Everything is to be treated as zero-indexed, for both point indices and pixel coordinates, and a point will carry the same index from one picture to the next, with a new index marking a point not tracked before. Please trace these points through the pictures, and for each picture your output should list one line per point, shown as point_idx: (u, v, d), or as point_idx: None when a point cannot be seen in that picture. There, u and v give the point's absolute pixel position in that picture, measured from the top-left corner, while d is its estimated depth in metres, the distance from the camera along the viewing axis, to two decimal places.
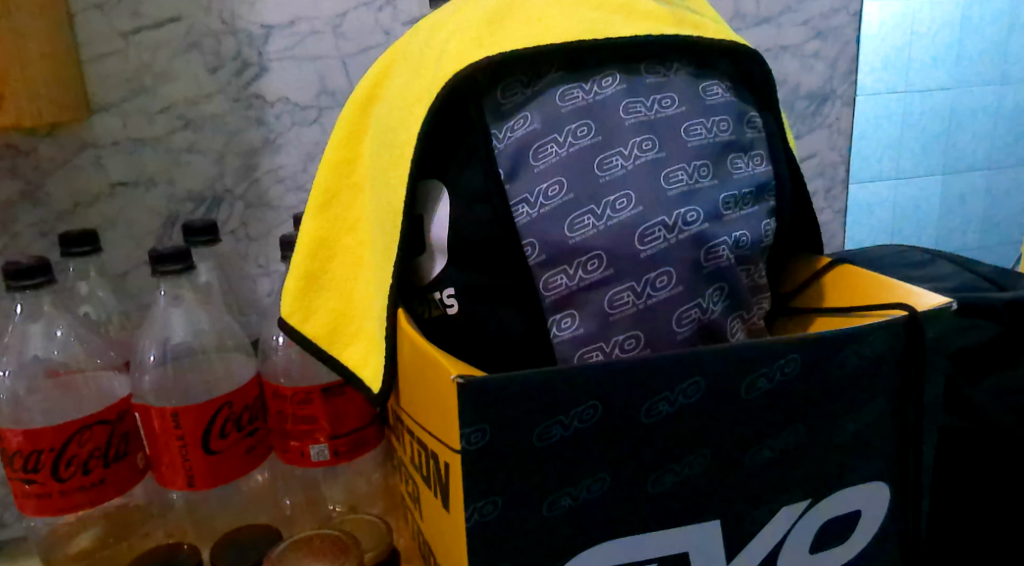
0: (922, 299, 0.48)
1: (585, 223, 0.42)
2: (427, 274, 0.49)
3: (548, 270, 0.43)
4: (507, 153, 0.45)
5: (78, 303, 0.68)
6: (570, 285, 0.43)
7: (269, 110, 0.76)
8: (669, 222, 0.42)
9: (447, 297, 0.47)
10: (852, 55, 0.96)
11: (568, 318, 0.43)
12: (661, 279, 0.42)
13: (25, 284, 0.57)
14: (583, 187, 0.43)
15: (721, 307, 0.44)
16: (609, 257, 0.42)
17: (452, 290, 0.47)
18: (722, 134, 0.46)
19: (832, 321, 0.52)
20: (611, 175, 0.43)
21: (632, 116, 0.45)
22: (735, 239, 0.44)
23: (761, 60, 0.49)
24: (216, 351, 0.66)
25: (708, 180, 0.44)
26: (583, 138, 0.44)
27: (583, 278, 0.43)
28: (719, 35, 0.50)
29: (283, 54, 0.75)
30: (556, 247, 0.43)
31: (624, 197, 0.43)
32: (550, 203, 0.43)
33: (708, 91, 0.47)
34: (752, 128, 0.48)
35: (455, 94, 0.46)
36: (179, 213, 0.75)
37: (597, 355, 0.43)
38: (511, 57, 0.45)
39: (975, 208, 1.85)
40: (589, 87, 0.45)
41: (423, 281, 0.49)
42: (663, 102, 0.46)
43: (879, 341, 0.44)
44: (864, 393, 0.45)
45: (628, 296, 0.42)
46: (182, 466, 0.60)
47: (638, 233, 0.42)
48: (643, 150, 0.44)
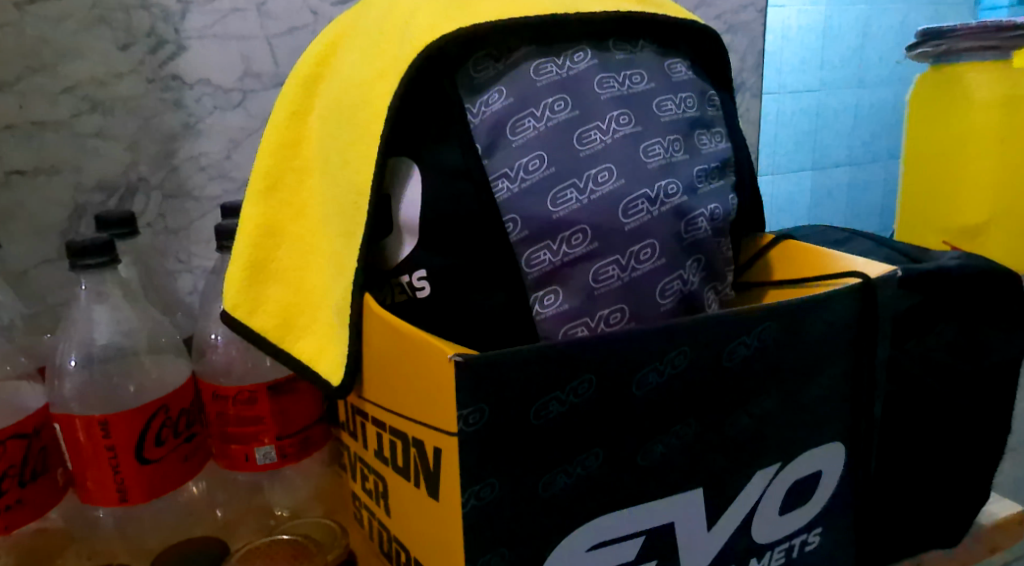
0: (870, 268, 0.51)
1: (568, 197, 0.42)
2: (394, 258, 0.47)
3: (531, 246, 0.43)
4: (483, 127, 0.43)
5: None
6: (553, 261, 0.42)
7: (188, 92, 0.71)
8: (652, 194, 0.42)
9: (417, 280, 0.46)
10: (759, 49, 1.01)
11: (552, 294, 0.43)
12: (646, 251, 0.42)
13: None
14: (564, 160, 0.42)
15: (698, 279, 0.44)
16: (594, 230, 0.42)
17: (422, 272, 0.46)
18: (688, 111, 0.47)
19: (785, 294, 0.55)
20: (591, 150, 0.43)
21: (607, 91, 0.44)
22: (711, 212, 0.45)
23: (716, 40, 0.51)
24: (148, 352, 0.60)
25: (681, 154, 0.45)
26: (560, 113, 0.43)
27: (567, 253, 0.42)
28: (678, 15, 0.51)
29: (203, 32, 0.70)
30: (541, 222, 0.42)
31: (606, 170, 0.42)
32: (530, 177, 0.42)
33: (673, 69, 0.48)
34: (712, 106, 0.49)
35: (426, 68, 0.44)
36: (87, 204, 0.69)
37: (582, 330, 0.43)
38: (482, 29, 0.44)
39: (840, 200, 2.00)
40: (563, 62, 0.45)
41: (391, 263, 0.48)
42: (634, 79, 0.46)
43: (840, 307, 0.47)
44: (827, 356, 0.47)
45: (613, 269, 0.42)
46: (113, 480, 0.54)
47: (621, 205, 0.42)
48: (620, 124, 0.43)
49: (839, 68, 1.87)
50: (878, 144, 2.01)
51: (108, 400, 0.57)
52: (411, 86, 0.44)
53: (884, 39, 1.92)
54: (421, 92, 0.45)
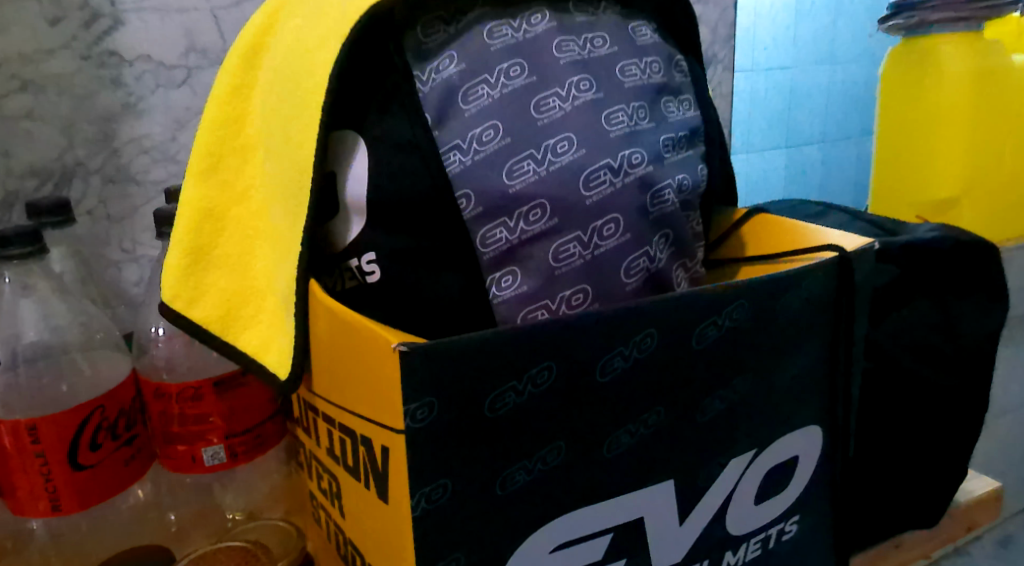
0: (844, 240, 0.49)
1: (525, 169, 0.39)
2: (343, 240, 0.43)
3: (486, 223, 0.39)
4: (433, 96, 0.40)
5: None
6: (510, 239, 0.39)
7: (127, 69, 0.66)
8: (615, 164, 0.39)
9: (367, 264, 0.43)
10: (730, 21, 0.98)
11: (509, 276, 0.40)
12: (609, 227, 0.39)
13: None
14: (519, 130, 0.39)
15: (666, 255, 0.41)
16: (553, 205, 0.38)
17: (372, 256, 0.42)
18: (654, 77, 0.44)
19: (759, 270, 0.52)
20: (549, 118, 0.39)
21: (566, 55, 0.41)
22: (678, 183, 0.41)
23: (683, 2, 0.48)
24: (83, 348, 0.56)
25: (647, 122, 0.42)
26: (516, 79, 0.40)
27: (525, 230, 0.39)
28: None
29: (142, 3, 0.65)
30: (495, 197, 0.39)
31: (565, 139, 0.39)
32: (484, 149, 0.39)
33: (638, 32, 0.44)
34: (680, 72, 0.46)
35: (369, 32, 0.40)
36: (20, 190, 0.64)
37: (542, 314, 0.40)
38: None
39: (814, 179, 1.98)
40: (518, 23, 0.41)
41: (339, 245, 0.44)
42: (595, 42, 0.42)
43: (816, 283, 0.44)
44: (803, 336, 0.45)
45: (574, 246, 0.39)
46: (45, 489, 0.50)
47: (581, 177, 0.38)
48: (581, 91, 0.40)
49: (810, 45, 1.85)
50: (849, 122, 2.00)
51: (42, 401, 0.53)
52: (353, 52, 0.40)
53: (855, 15, 1.90)
54: (365, 59, 0.41)
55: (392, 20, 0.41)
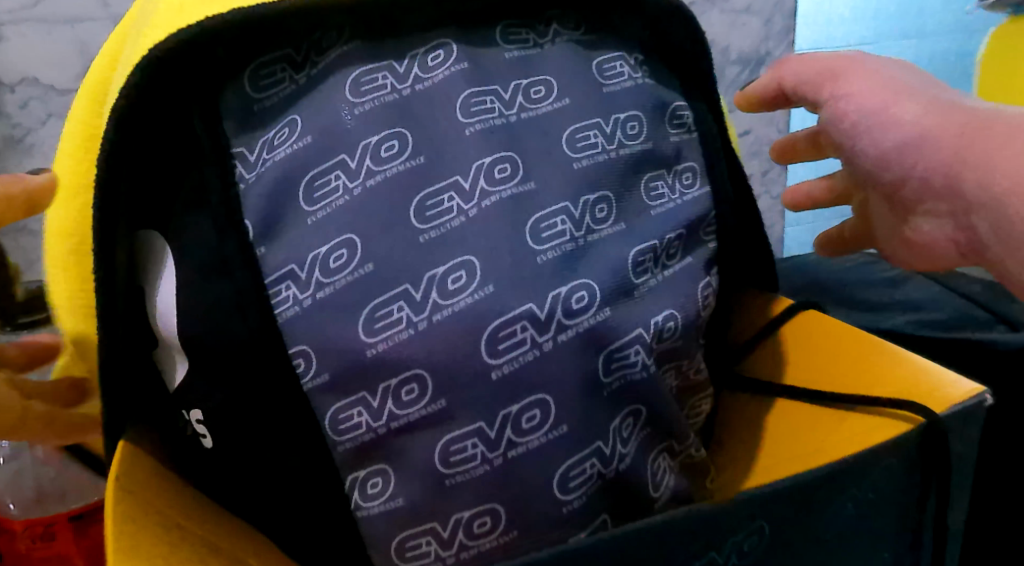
0: (935, 381, 0.31)
1: (393, 317, 0.24)
2: (172, 385, 0.30)
3: (337, 399, 0.25)
4: (259, 190, 0.25)
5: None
6: (374, 428, 0.24)
7: (8, 96, 0.52)
8: (541, 314, 0.23)
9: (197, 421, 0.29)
10: (788, 10, 0.75)
11: (378, 479, 0.25)
12: (532, 415, 0.24)
13: None
14: (389, 251, 0.24)
15: (635, 446, 0.25)
16: (437, 380, 0.23)
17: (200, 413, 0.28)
18: (630, 145, 0.27)
19: (807, 409, 0.34)
20: (440, 230, 0.24)
21: (476, 120, 0.25)
22: (656, 327, 0.25)
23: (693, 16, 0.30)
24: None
25: (609, 225, 0.26)
26: (389, 164, 0.24)
27: (396, 415, 0.24)
28: None
29: (25, 15, 0.51)
30: (348, 361, 0.24)
31: (463, 268, 0.24)
32: (331, 282, 0.24)
33: (607, 71, 0.28)
34: (679, 128, 0.30)
35: (158, 83, 0.25)
36: None
37: (427, 544, 0.25)
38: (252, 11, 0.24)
39: None
40: (404, 67, 0.26)
41: (174, 388, 0.30)
42: (533, 92, 0.27)
43: (887, 476, 0.28)
44: (857, 551, 0.29)
45: (476, 444, 0.24)
46: None
47: (485, 334, 0.23)
48: (497, 182, 0.25)
49: None
50: None
51: None
52: (132, 114, 0.25)
53: None
54: (165, 118, 0.26)
55: (196, 59, 0.25)
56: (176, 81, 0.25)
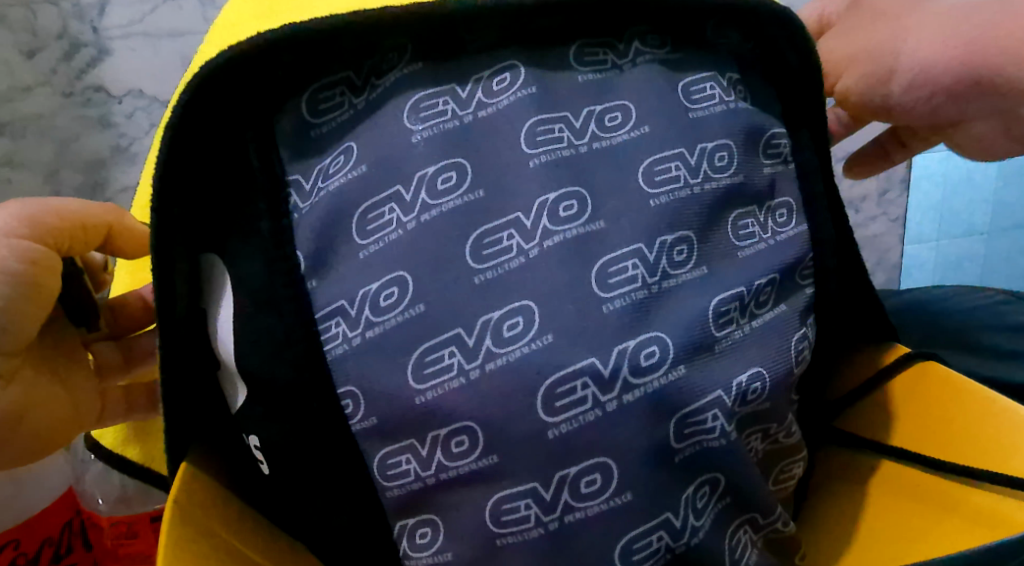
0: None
1: (444, 364, 0.22)
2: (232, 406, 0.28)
3: (384, 445, 0.23)
4: (314, 221, 0.24)
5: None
6: (422, 479, 0.23)
7: (116, 107, 0.51)
8: (605, 371, 0.21)
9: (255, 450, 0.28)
10: None
11: (425, 531, 0.23)
12: (592, 479, 0.21)
13: None
14: (442, 292, 0.22)
15: (710, 519, 0.23)
16: (489, 434, 0.21)
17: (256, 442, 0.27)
18: (718, 178, 0.25)
19: (920, 477, 0.30)
20: (498, 271, 0.22)
21: (542, 151, 0.23)
22: (738, 390, 0.22)
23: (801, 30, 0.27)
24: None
25: (689, 269, 0.23)
26: (447, 198, 0.23)
27: (444, 467, 0.22)
28: None
29: (132, 29, 0.49)
30: (395, 407, 0.22)
31: (521, 315, 0.22)
32: (381, 323, 0.22)
33: (694, 94, 0.25)
34: (773, 158, 0.27)
35: (212, 99, 0.25)
36: None
37: None
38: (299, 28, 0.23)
39: None
40: (467, 92, 0.24)
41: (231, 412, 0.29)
42: (608, 120, 0.24)
43: None
44: None
45: (530, 505, 0.22)
46: None
47: (541, 391, 0.21)
48: (562, 220, 0.22)
49: None
50: None
51: None
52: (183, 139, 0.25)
53: None
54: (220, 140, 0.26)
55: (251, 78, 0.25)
56: (230, 101, 0.25)
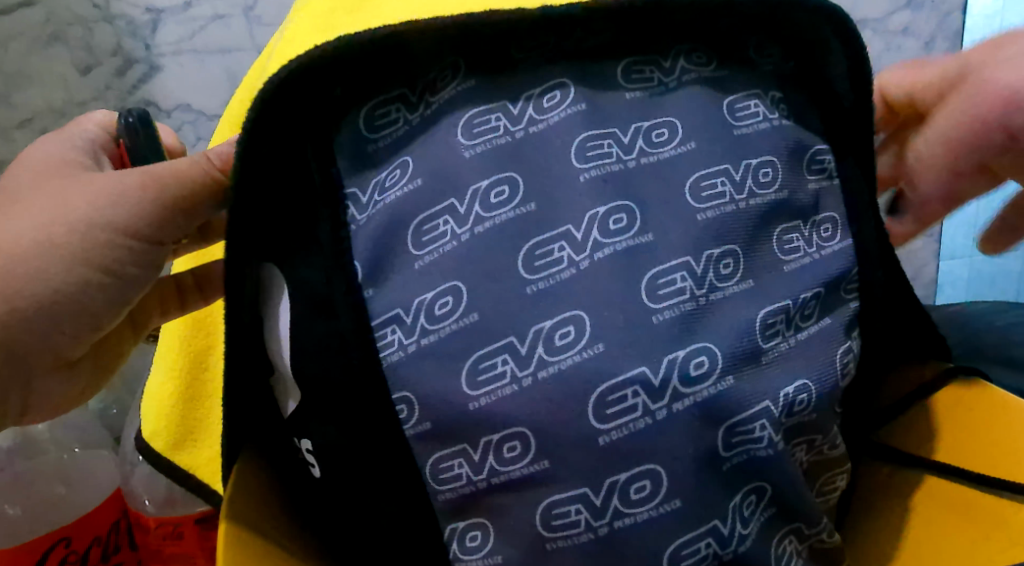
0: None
1: (498, 371, 0.23)
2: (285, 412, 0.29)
3: (438, 449, 0.24)
4: (371, 232, 0.25)
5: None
6: (475, 482, 0.23)
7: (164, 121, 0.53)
8: (656, 380, 0.22)
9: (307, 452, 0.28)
10: None
11: (477, 532, 0.24)
12: (641, 486, 0.22)
13: None
14: (496, 302, 0.23)
15: (756, 528, 0.23)
16: (541, 439, 0.22)
17: (309, 445, 0.28)
18: (763, 194, 0.25)
19: (962, 493, 0.30)
20: (550, 281, 0.23)
21: (592, 166, 0.24)
22: (786, 400, 0.23)
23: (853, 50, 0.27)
24: (80, 447, 0.48)
25: (735, 282, 0.24)
26: (499, 211, 0.24)
27: (496, 471, 0.23)
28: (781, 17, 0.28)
29: (181, 45, 0.51)
30: (450, 412, 0.23)
31: (573, 324, 0.22)
32: (436, 331, 0.23)
33: (740, 111, 0.26)
34: (815, 174, 0.27)
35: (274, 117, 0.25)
36: None
37: None
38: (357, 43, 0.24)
39: None
40: (518, 108, 0.25)
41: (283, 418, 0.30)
42: (655, 136, 0.25)
43: None
44: None
45: (580, 510, 0.22)
46: None
47: (592, 399, 0.22)
48: (613, 233, 0.23)
49: None
50: None
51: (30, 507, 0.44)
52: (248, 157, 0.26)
53: None
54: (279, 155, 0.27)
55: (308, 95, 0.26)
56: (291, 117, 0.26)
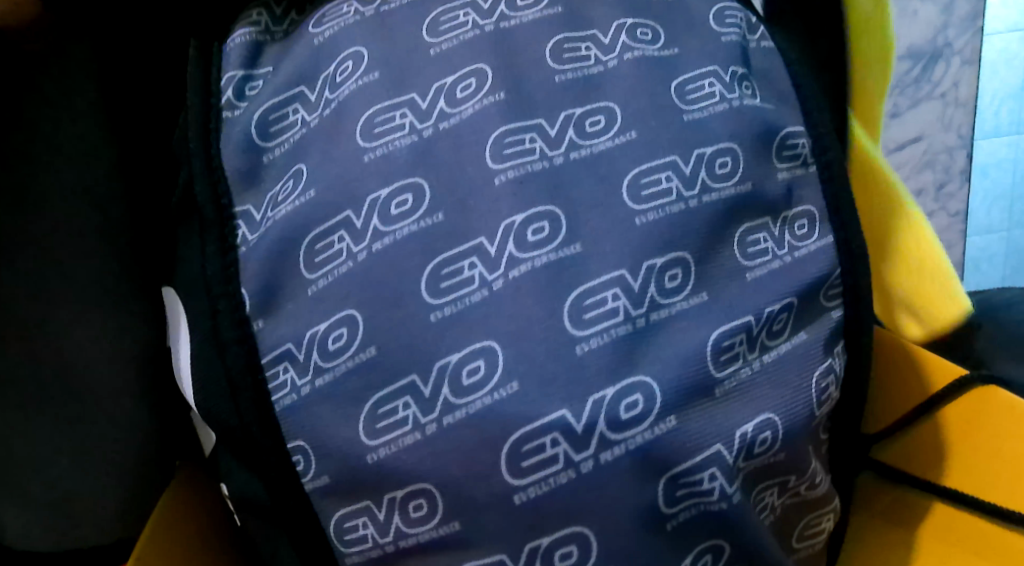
0: None
1: (398, 416, 0.19)
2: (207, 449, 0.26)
3: (338, 507, 0.20)
4: (259, 254, 0.21)
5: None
6: (381, 546, 0.20)
7: None
8: (580, 425, 0.18)
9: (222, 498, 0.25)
10: None
11: None
12: (568, 552, 0.18)
13: None
14: (397, 334, 0.19)
15: None
16: (449, 498, 0.18)
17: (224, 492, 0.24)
18: (719, 189, 0.21)
19: (965, 521, 0.28)
20: (458, 305, 0.19)
21: (509, 167, 0.20)
22: (744, 440, 0.19)
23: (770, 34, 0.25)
24: None
25: (685, 297, 0.20)
26: (400, 225, 0.20)
27: (404, 534, 0.19)
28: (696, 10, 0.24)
29: None
30: (348, 466, 0.19)
31: (484, 356, 0.18)
32: (330, 369, 0.20)
33: (690, 92, 0.22)
34: (787, 164, 0.23)
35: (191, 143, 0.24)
36: None
37: None
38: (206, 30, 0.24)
39: None
40: (428, 102, 0.22)
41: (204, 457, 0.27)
42: (590, 126, 0.21)
43: None
44: None
45: None
46: None
47: (506, 449, 0.18)
48: (533, 247, 0.19)
49: None
50: None
51: None
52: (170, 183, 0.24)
53: None
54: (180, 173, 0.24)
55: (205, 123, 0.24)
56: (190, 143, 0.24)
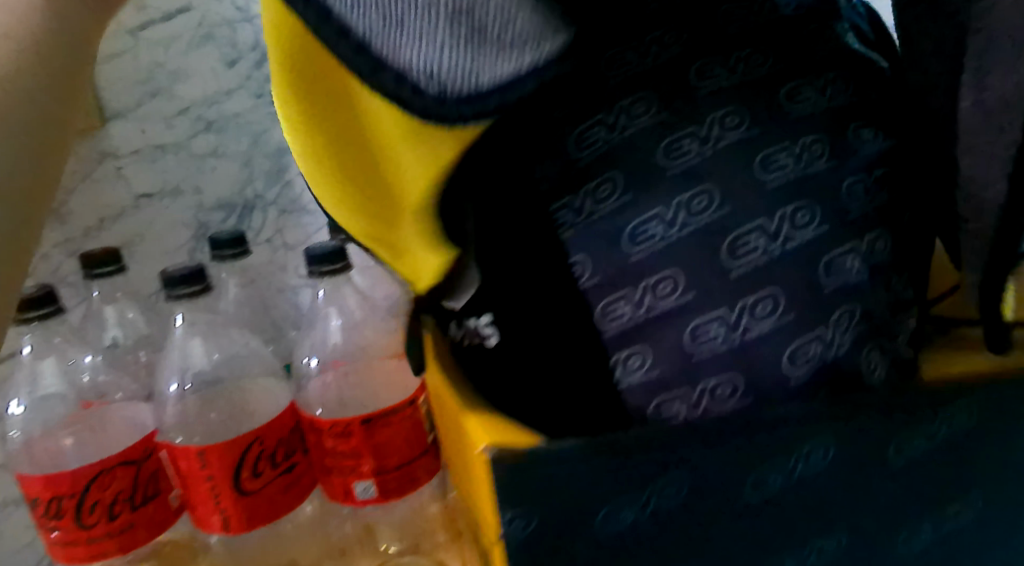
0: None
1: (649, 231, 0.32)
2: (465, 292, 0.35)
3: (607, 295, 0.33)
4: None
5: (52, 352, 0.60)
6: (635, 315, 0.33)
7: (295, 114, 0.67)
8: (770, 227, 0.31)
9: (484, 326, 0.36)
10: None
11: (637, 355, 0.33)
12: (765, 305, 0.31)
13: (181, 292, 0.54)
14: (647, 182, 0.33)
15: (852, 337, 0.31)
16: (688, 277, 0.32)
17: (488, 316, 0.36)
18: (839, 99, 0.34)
19: None
20: (684, 166, 0.33)
21: (706, 85, 0.34)
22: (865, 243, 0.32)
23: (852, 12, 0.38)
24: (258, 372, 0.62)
25: (822, 161, 0.32)
26: (641, 118, 0.34)
27: (654, 305, 0.32)
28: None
29: None
30: (620, 265, 0.33)
31: (703, 193, 0.32)
32: (603, 208, 0.33)
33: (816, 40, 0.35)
34: None
35: None
36: (208, 223, 0.69)
37: (678, 407, 0.32)
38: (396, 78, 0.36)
39: None
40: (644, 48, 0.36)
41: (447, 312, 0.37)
42: (753, 62, 0.34)
43: None
44: None
45: (719, 326, 0.31)
46: (216, 508, 0.55)
47: (723, 243, 0.31)
48: (725, 129, 0.33)
49: None
50: None
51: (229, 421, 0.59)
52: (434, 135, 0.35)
53: None
54: None
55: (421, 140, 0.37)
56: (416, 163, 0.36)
